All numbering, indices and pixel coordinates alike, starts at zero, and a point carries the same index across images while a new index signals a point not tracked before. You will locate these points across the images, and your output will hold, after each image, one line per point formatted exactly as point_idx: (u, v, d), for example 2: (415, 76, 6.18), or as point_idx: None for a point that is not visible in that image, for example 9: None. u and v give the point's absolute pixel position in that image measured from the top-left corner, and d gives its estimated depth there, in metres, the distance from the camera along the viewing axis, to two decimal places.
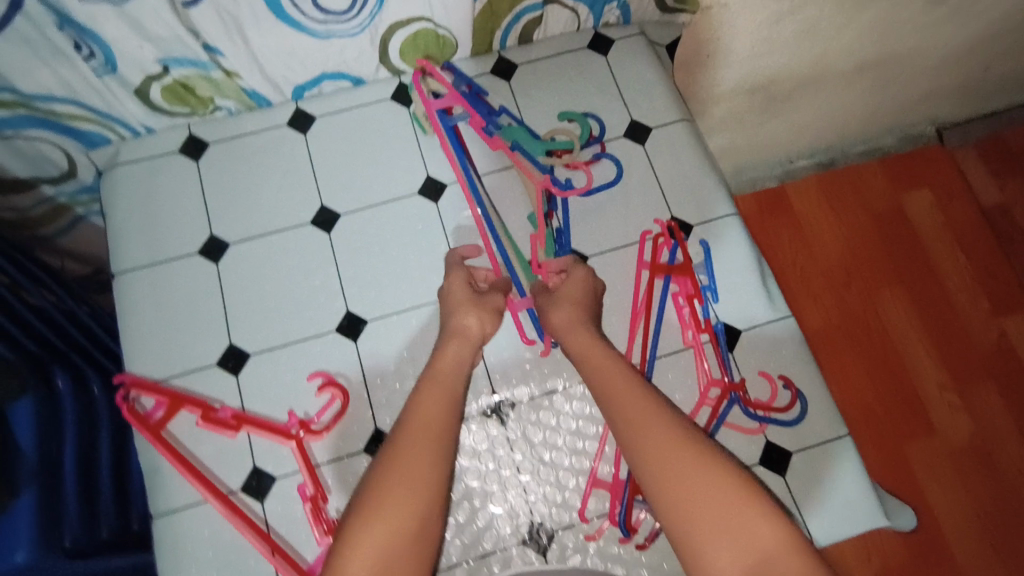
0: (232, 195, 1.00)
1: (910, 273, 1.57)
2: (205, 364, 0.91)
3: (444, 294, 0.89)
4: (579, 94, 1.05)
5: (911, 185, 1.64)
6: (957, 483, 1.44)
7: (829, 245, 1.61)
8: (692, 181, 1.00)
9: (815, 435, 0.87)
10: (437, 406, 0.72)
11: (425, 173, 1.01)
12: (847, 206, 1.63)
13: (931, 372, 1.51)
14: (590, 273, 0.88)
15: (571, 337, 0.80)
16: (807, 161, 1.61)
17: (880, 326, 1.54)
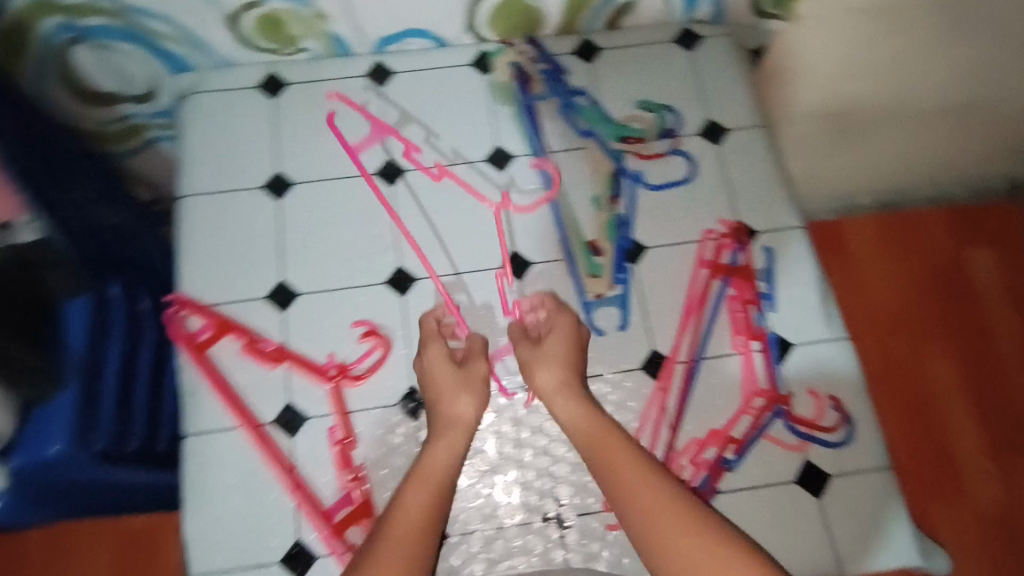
0: (303, 136, 1.00)
1: (962, 331, 1.44)
2: (255, 296, 0.92)
3: (423, 374, 0.86)
4: (659, 85, 1.03)
5: (976, 238, 1.49)
6: (989, 563, 1.29)
7: (881, 290, 1.47)
8: (763, 188, 0.97)
9: (858, 462, 0.84)
10: (423, 500, 0.77)
11: (495, 142, 1.00)
12: (902, 249, 1.49)
13: (976, 443, 1.37)
14: (575, 316, 0.88)
15: (561, 404, 0.82)
16: (868, 199, 1.54)
17: (923, 382, 1.40)
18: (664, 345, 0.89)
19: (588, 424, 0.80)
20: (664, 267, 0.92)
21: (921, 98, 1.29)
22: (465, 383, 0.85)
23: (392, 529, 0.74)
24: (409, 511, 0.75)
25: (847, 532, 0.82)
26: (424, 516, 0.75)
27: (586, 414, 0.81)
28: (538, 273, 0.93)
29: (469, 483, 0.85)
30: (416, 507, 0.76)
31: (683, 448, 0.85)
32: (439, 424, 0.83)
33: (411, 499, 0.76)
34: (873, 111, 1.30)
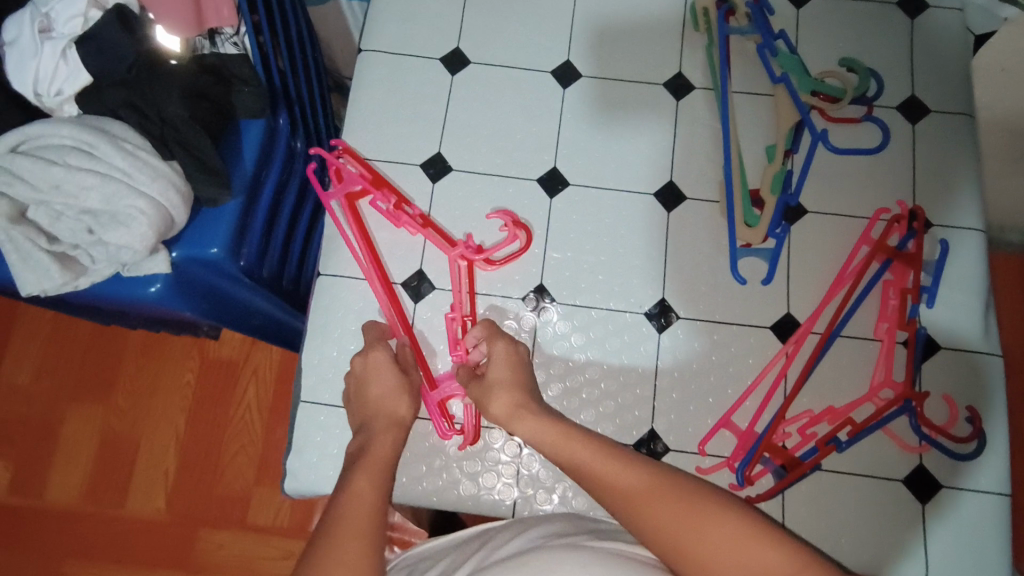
0: (490, 19, 1.00)
1: None
2: (409, 161, 0.94)
3: (365, 380, 0.81)
4: (869, 46, 0.96)
5: None
6: None
7: None
8: (952, 182, 0.91)
9: (974, 481, 0.80)
10: (370, 478, 0.67)
11: (678, 69, 0.97)
12: None
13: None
14: (511, 339, 0.82)
15: (518, 426, 0.73)
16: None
17: None
18: (800, 312, 0.87)
19: (560, 437, 0.70)
20: (821, 234, 0.89)
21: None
22: (400, 388, 0.79)
23: (339, 521, 0.61)
24: (360, 501, 0.64)
25: (943, 546, 0.79)
26: (378, 492, 0.66)
27: (553, 428, 0.71)
28: (690, 208, 0.91)
29: (565, 390, 0.85)
30: (364, 501, 0.64)
31: (795, 416, 0.83)
32: (386, 421, 0.76)
33: (359, 487, 0.66)
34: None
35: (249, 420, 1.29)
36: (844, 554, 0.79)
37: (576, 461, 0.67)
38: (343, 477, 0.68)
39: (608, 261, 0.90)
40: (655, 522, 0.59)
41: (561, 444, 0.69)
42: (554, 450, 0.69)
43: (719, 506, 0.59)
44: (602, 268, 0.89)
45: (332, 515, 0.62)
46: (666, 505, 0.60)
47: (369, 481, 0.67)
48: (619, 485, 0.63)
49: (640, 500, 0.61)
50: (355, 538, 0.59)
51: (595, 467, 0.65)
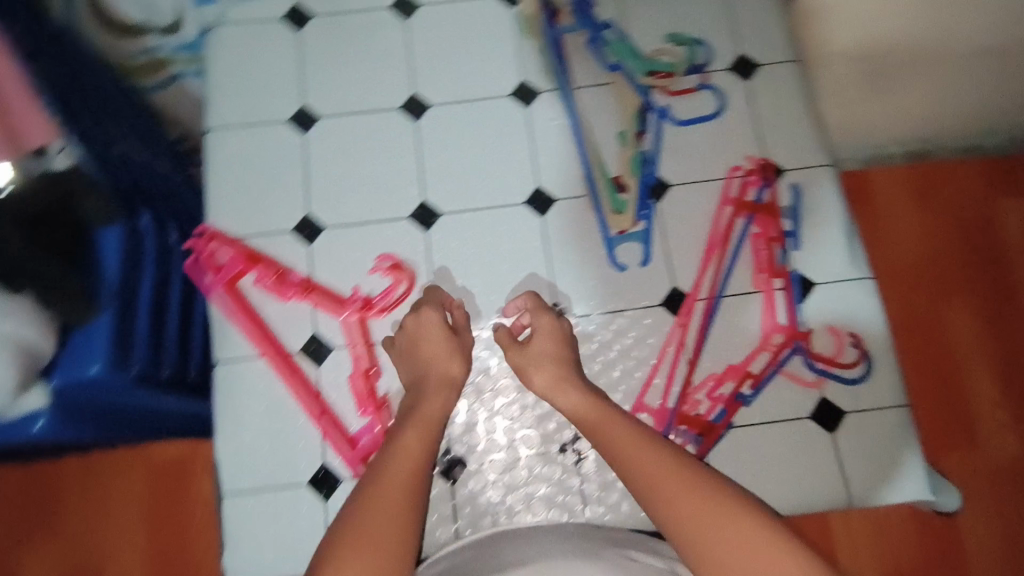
0: (328, 70, 1.00)
1: (987, 283, 1.35)
2: (280, 229, 0.93)
3: (417, 337, 0.83)
4: (690, 17, 1.00)
5: (1006, 191, 1.40)
6: (989, 500, 1.24)
7: (950, 253, 1.36)
8: (792, 127, 0.96)
9: (874, 399, 0.85)
10: (421, 439, 0.73)
11: (520, 77, 0.99)
12: (934, 207, 1.39)
13: (989, 389, 1.29)
14: (558, 316, 0.84)
15: (559, 398, 0.78)
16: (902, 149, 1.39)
17: (931, 326, 1.33)
18: (685, 283, 0.90)
19: (595, 412, 0.75)
20: (688, 203, 0.92)
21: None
22: (456, 352, 0.82)
23: (385, 483, 0.68)
24: (401, 469, 0.70)
25: (861, 468, 0.83)
26: (422, 456, 0.72)
27: (594, 406, 0.75)
28: (562, 209, 0.93)
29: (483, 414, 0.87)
30: (406, 464, 0.70)
31: (701, 381, 0.87)
32: (439, 380, 0.80)
33: (409, 446, 0.72)
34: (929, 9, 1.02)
35: (202, 517, 1.22)
36: (777, 500, 0.82)
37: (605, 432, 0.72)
38: (398, 432, 0.75)
39: (496, 279, 0.91)
40: (669, 512, 0.63)
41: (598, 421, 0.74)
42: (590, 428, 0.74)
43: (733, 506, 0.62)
44: (491, 288, 0.91)
45: (380, 479, 0.69)
46: (688, 496, 0.64)
47: (418, 440, 0.73)
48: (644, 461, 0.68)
49: (663, 492, 0.65)
50: (399, 495, 0.67)
51: (623, 442, 0.70)
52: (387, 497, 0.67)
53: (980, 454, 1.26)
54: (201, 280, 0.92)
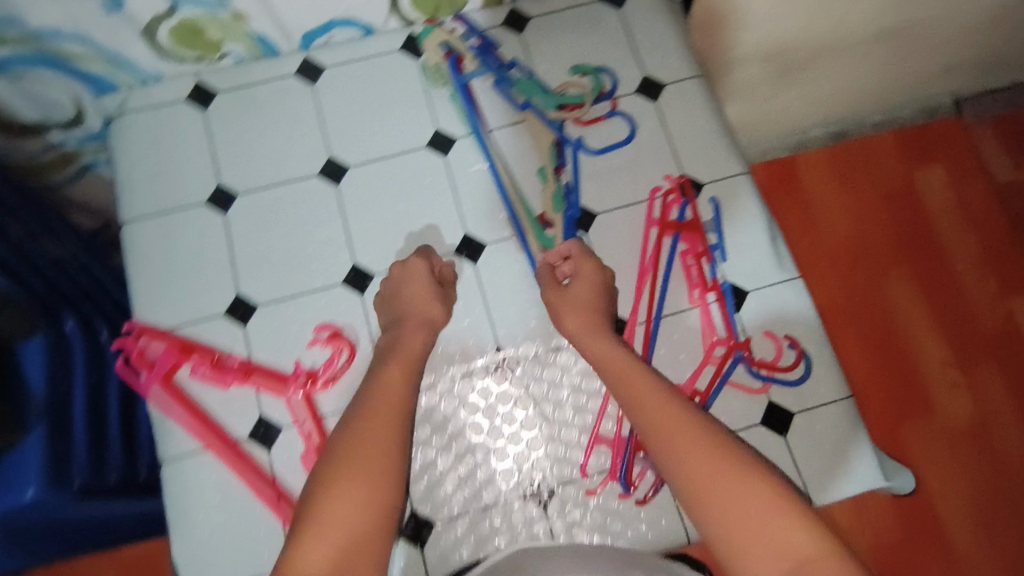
0: (240, 145, 0.98)
1: (919, 247, 1.40)
2: (211, 314, 0.91)
3: (400, 285, 0.87)
4: (592, 47, 1.02)
5: (923, 159, 1.47)
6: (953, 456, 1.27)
7: (881, 221, 1.40)
8: (704, 140, 0.98)
9: (819, 395, 0.88)
10: (402, 376, 0.76)
11: (434, 127, 0.99)
12: (858, 181, 1.43)
13: (938, 354, 1.34)
14: (601, 265, 0.87)
15: (586, 340, 0.80)
16: (821, 130, 1.48)
17: (878, 296, 1.35)
18: (624, 310, 0.91)
19: (603, 348, 0.77)
20: (615, 230, 0.94)
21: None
22: (437, 297, 0.86)
23: (370, 417, 0.70)
24: (386, 407, 0.71)
25: (815, 464, 0.86)
26: (403, 391, 0.74)
27: (607, 343, 0.78)
28: (493, 253, 0.94)
29: (442, 472, 0.86)
30: (390, 400, 0.72)
31: None
32: (418, 321, 0.84)
33: (391, 383, 0.74)
34: (817, 12, 1.06)
35: None
36: None
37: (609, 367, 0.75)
38: (379, 369, 0.77)
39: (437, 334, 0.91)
40: (675, 454, 0.64)
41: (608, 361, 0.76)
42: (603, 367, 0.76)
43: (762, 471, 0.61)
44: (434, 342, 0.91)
45: (365, 414, 0.70)
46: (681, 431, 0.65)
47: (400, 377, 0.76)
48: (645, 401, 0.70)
49: (668, 434, 0.66)
50: (385, 428, 0.69)
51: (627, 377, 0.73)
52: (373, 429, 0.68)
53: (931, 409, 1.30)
54: (135, 378, 0.89)
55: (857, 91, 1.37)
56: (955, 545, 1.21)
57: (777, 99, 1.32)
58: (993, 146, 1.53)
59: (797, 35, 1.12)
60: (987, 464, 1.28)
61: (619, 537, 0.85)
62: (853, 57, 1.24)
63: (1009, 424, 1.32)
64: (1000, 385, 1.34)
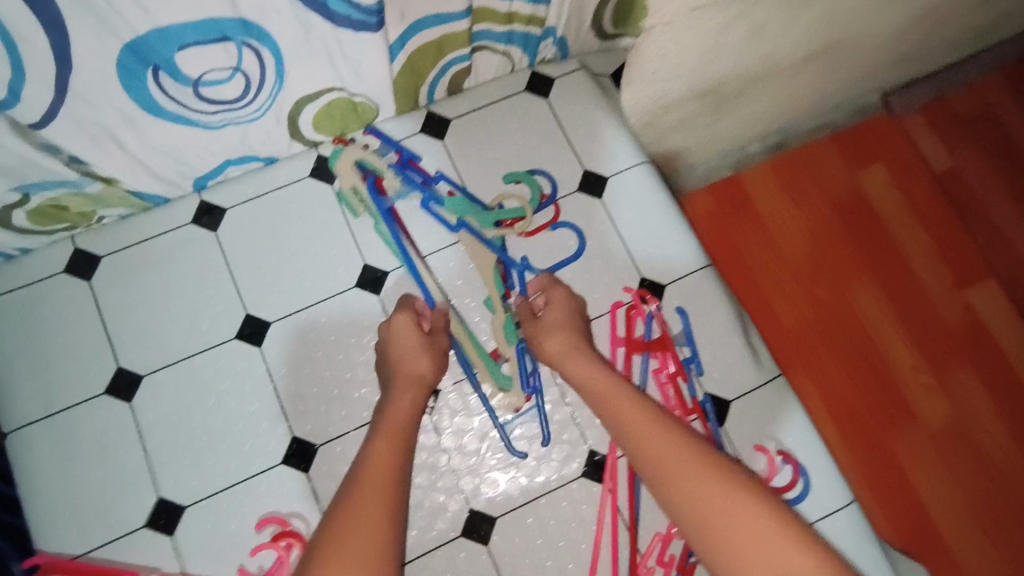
0: (137, 313, 0.85)
1: (872, 259, 1.21)
2: (132, 527, 0.78)
3: (386, 343, 0.77)
4: (524, 147, 0.94)
5: (863, 162, 1.27)
6: (963, 496, 1.10)
7: (764, 240, 1.23)
8: (659, 235, 0.91)
9: (821, 507, 0.82)
10: (392, 447, 0.62)
11: (363, 261, 0.89)
12: (805, 195, 1.25)
13: (916, 375, 1.16)
14: (570, 290, 0.81)
15: (570, 365, 0.70)
16: (759, 144, 1.24)
17: (851, 322, 1.18)
18: (600, 444, 0.84)
19: (605, 380, 0.67)
20: None
21: (789, 56, 0.99)
22: (425, 350, 0.75)
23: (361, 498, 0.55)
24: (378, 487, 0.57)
25: None
26: (396, 467, 0.60)
27: (605, 377, 0.67)
28: (449, 399, 0.85)
29: None
30: (380, 478, 0.58)
31: (645, 546, 0.81)
32: (407, 380, 0.72)
33: (379, 459, 0.60)
34: (743, 80, 1.01)
35: None
36: None
37: (599, 394, 0.66)
38: (364, 445, 0.63)
39: None
40: (672, 480, 0.55)
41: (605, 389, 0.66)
42: (600, 399, 0.65)
43: (761, 502, 0.51)
44: None
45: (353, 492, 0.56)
46: (672, 450, 0.57)
47: (390, 449, 0.61)
48: (630, 420, 0.61)
49: (658, 457, 0.57)
50: (377, 514, 0.54)
51: (611, 399, 0.64)
52: (363, 512, 0.54)
53: (884, 449, 1.12)
54: None
55: (809, 96, 1.15)
56: None
57: (716, 126, 1.11)
58: (920, 124, 1.30)
59: (727, 76, 0.98)
60: (1000, 480, 1.11)
61: None
62: (796, 80, 1.08)
63: (1008, 454, 1.12)
64: (977, 385, 1.16)
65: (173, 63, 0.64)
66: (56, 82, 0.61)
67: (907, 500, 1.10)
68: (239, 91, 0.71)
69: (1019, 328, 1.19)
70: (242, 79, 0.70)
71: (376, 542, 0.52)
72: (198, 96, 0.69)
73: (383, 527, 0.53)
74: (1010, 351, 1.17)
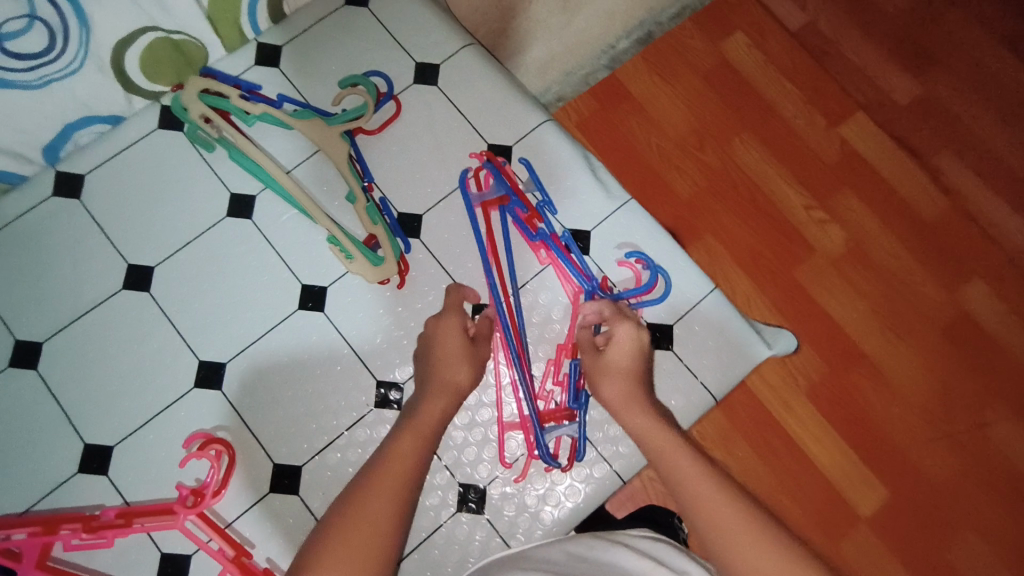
0: (21, 287, 0.88)
1: (752, 121, 1.25)
2: (67, 476, 0.83)
3: (434, 337, 0.81)
4: (356, 54, 0.99)
5: (722, 32, 1.29)
6: (884, 326, 1.17)
7: (647, 122, 1.24)
8: (498, 105, 0.98)
9: (686, 301, 0.92)
10: (414, 445, 0.67)
11: (228, 191, 0.93)
12: (679, 75, 1.26)
13: (812, 214, 1.21)
14: (638, 327, 0.83)
15: (627, 414, 0.76)
16: (626, 41, 1.30)
17: (749, 184, 1.21)
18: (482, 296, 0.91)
19: (669, 446, 0.70)
20: (445, 220, 0.94)
21: None
22: (467, 359, 0.79)
23: (380, 482, 0.61)
24: (394, 476, 0.63)
25: (708, 365, 0.90)
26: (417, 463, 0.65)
27: (665, 437, 0.71)
28: (335, 294, 0.91)
29: None
30: (406, 463, 0.64)
31: (541, 373, 0.90)
32: (441, 385, 0.76)
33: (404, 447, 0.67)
34: None
35: None
36: None
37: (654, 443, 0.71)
38: (392, 437, 0.69)
39: (314, 391, 0.88)
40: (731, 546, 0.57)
41: (667, 452, 0.69)
42: (659, 458, 0.69)
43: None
44: (314, 408, 0.87)
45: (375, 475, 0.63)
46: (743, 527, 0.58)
47: (413, 444, 0.67)
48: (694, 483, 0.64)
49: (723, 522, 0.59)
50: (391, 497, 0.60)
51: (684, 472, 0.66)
52: (378, 496, 0.60)
53: (799, 285, 1.18)
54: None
55: None
56: (920, 407, 1.14)
57: None
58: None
59: None
60: (900, 287, 1.19)
61: (556, 511, 0.86)
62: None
63: (916, 275, 1.20)
64: (865, 210, 1.22)
65: None
66: None
67: (840, 347, 1.16)
68: (44, 39, 0.74)
69: (888, 149, 1.26)
70: (43, 27, 0.73)
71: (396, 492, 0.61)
72: (3, 52, 0.73)
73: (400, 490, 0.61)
74: (887, 174, 1.25)
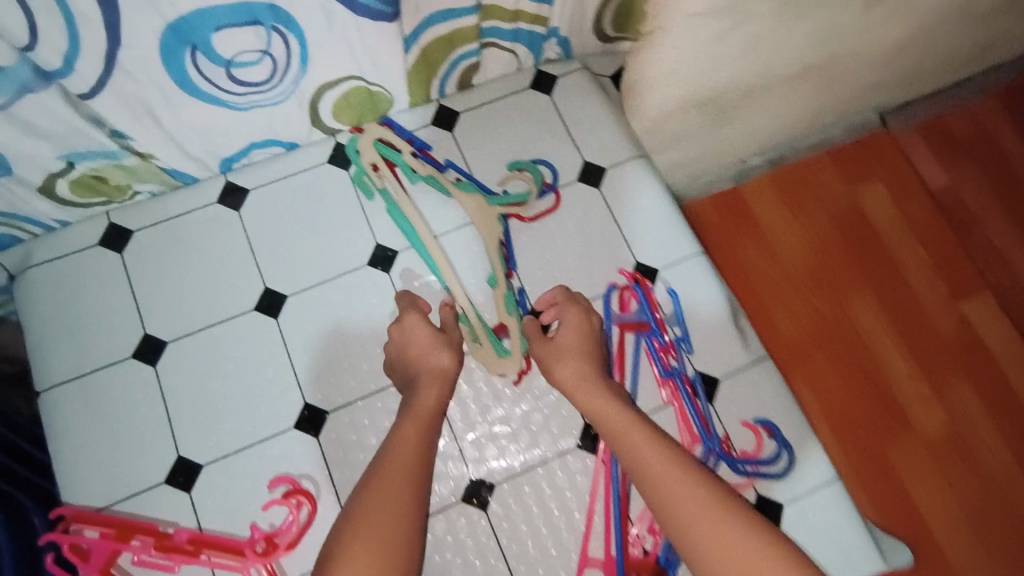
0: (162, 284, 0.90)
1: (873, 275, 1.18)
2: (152, 484, 0.83)
3: (405, 339, 0.80)
4: (529, 139, 0.99)
5: (859, 176, 1.24)
6: (976, 539, 1.04)
7: (764, 248, 1.19)
8: (654, 224, 0.96)
9: (805, 484, 0.86)
10: (418, 431, 0.68)
11: (374, 242, 0.94)
12: (806, 208, 1.21)
13: (918, 389, 1.11)
14: (587, 311, 0.82)
15: (581, 395, 0.72)
16: (760, 158, 1.22)
17: (856, 337, 1.13)
18: None
19: (625, 427, 0.67)
20: None
21: (783, 66, 0.96)
22: (439, 344, 0.78)
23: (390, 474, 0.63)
24: (396, 477, 0.63)
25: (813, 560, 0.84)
26: (422, 450, 0.67)
27: (617, 413, 0.68)
28: None
29: None
30: (406, 462, 0.65)
31: (637, 516, 0.85)
32: (433, 375, 0.75)
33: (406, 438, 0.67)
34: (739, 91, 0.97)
35: None
36: None
37: (611, 424, 0.68)
38: (393, 427, 0.70)
39: None
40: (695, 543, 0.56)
41: (621, 435, 0.66)
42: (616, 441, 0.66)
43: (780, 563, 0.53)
44: None
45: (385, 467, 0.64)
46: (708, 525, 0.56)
47: (417, 434, 0.68)
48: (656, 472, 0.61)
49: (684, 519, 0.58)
50: (405, 495, 0.61)
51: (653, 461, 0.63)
52: (387, 496, 0.61)
53: (888, 463, 1.06)
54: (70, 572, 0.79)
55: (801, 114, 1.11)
56: None
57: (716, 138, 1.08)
58: (921, 150, 1.28)
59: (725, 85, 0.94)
60: (1004, 501, 1.06)
61: None
62: (800, 97, 1.06)
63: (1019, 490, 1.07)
64: (976, 403, 1.12)
65: (210, 43, 0.70)
66: (106, 56, 0.67)
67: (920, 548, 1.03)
68: (266, 73, 0.77)
69: (1016, 346, 1.16)
70: (270, 63, 0.76)
71: (396, 494, 0.61)
72: (230, 78, 0.75)
73: (414, 481, 0.63)
74: (1008, 372, 1.14)
